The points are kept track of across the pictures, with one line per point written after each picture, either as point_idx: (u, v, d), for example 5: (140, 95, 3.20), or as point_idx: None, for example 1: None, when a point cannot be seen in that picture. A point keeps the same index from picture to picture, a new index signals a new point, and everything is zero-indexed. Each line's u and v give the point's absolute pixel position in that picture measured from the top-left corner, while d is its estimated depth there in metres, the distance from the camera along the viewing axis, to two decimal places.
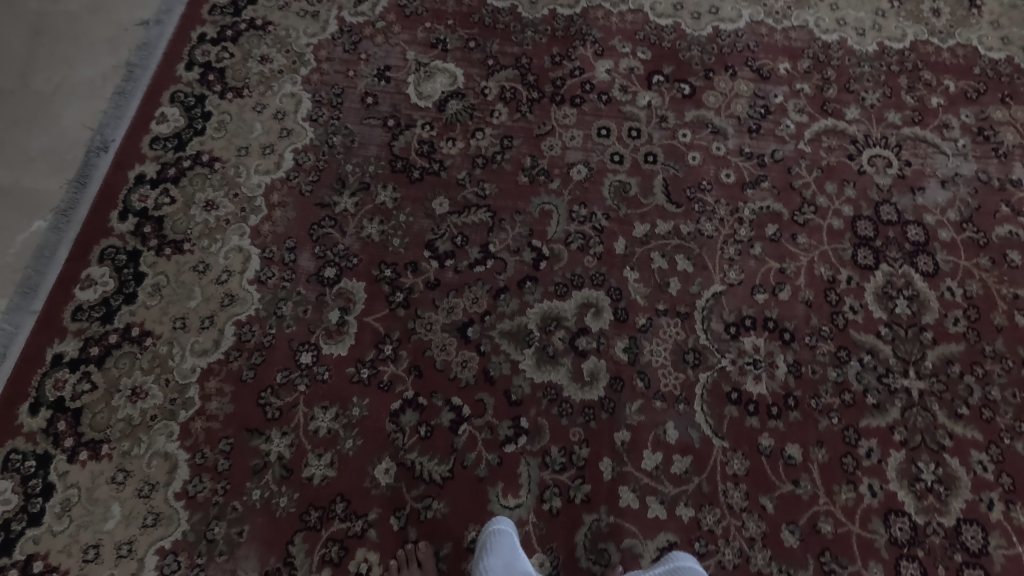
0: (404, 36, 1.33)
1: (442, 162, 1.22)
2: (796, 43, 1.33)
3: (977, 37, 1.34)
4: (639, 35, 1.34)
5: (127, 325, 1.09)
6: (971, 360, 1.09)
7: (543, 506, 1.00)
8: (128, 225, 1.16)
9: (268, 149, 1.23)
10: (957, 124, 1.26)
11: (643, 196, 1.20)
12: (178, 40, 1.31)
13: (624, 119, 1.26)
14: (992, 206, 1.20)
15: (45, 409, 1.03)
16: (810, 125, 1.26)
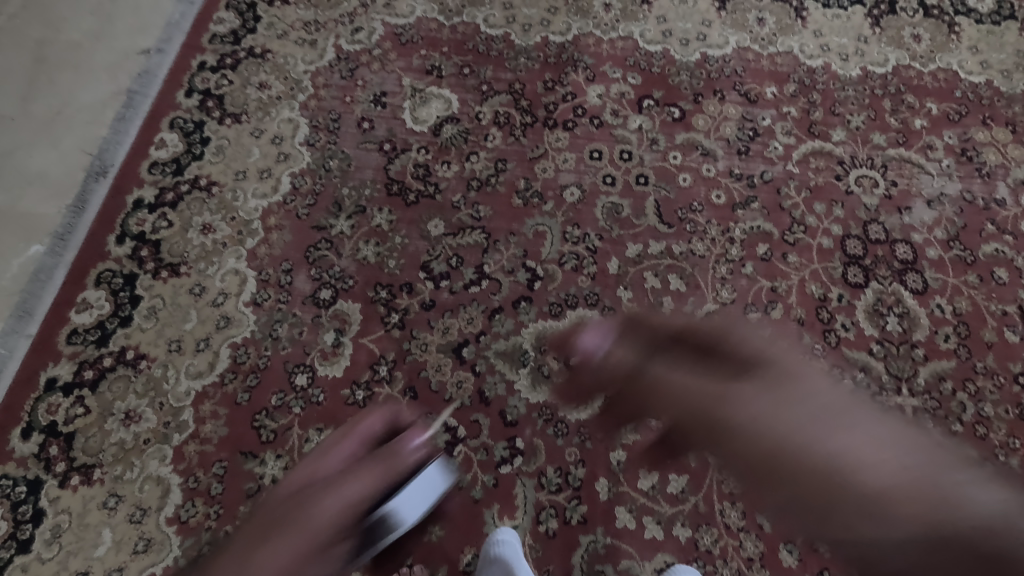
0: (400, 63, 1.36)
1: (437, 185, 1.24)
2: (782, 68, 1.37)
3: (957, 62, 1.38)
4: (629, 61, 1.37)
5: (122, 348, 1.09)
6: (963, 376, 1.10)
7: (540, 527, 0.99)
8: (125, 248, 1.17)
9: (265, 173, 1.25)
10: (940, 145, 1.29)
11: (636, 217, 1.22)
12: (178, 68, 1.34)
13: (616, 142, 1.29)
14: (978, 224, 1.22)
15: (37, 433, 1.03)
16: (798, 147, 1.29)
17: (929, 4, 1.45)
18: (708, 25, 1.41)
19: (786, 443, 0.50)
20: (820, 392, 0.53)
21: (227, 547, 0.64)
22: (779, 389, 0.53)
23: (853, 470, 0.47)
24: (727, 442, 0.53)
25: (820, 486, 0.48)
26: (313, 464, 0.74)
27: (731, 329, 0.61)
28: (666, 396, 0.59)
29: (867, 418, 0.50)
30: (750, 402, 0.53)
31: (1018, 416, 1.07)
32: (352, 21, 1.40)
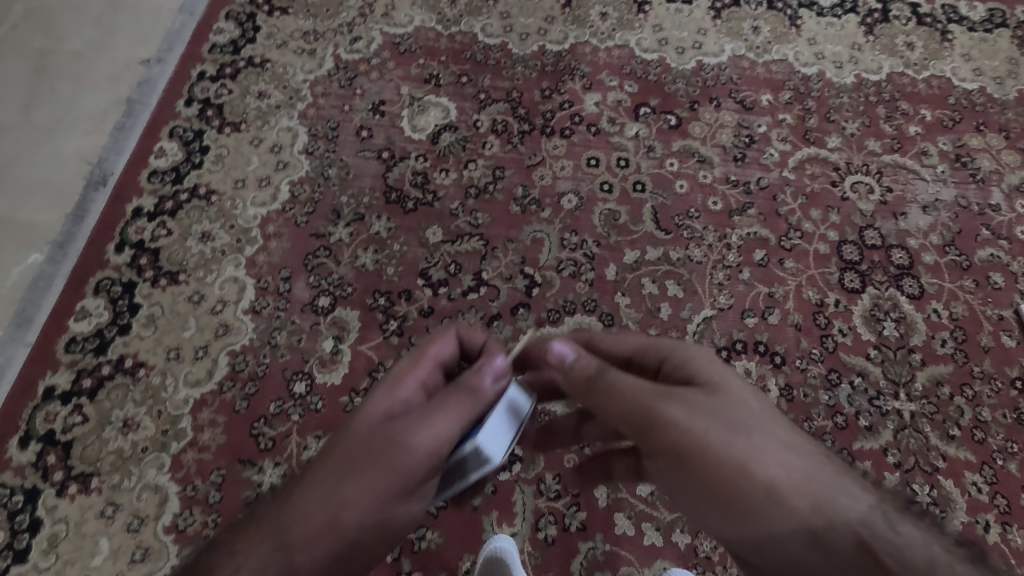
0: (398, 72, 1.37)
1: (436, 193, 1.25)
2: (777, 76, 1.38)
3: (950, 69, 1.39)
4: (625, 69, 1.38)
5: (121, 356, 1.09)
6: (960, 381, 1.10)
7: (539, 534, 0.99)
8: (124, 257, 1.17)
9: (264, 181, 1.25)
10: (935, 151, 1.30)
11: (633, 223, 1.22)
12: (178, 77, 1.35)
13: (613, 149, 1.29)
14: (973, 229, 1.23)
15: (35, 442, 1.02)
16: (794, 153, 1.30)
17: (922, 12, 1.46)
18: (703, 33, 1.43)
19: (715, 448, 0.61)
20: (748, 410, 0.64)
21: (314, 467, 0.64)
22: (716, 407, 0.63)
23: (758, 472, 0.60)
24: (664, 441, 0.63)
25: (729, 482, 0.61)
26: (391, 382, 0.69)
27: (679, 349, 0.71)
28: (617, 403, 0.65)
29: (777, 432, 0.64)
30: (686, 412, 0.63)
31: (1016, 420, 1.07)
32: (351, 30, 1.41)
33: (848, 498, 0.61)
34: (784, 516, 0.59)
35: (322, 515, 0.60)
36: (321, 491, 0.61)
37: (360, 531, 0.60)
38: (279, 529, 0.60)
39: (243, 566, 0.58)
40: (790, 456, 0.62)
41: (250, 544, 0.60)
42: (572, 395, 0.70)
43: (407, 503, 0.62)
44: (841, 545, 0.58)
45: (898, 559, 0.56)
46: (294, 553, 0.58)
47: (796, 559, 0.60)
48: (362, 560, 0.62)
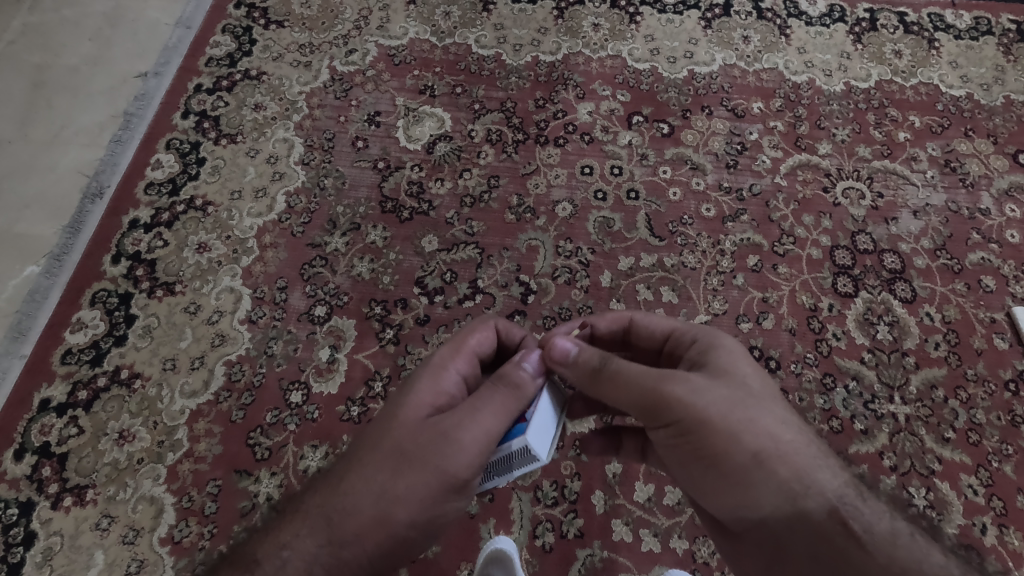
0: (393, 83, 1.39)
1: (431, 202, 1.26)
2: (768, 84, 1.40)
3: (937, 76, 1.41)
4: (618, 79, 1.40)
5: (117, 368, 1.09)
6: (955, 384, 1.11)
7: (536, 542, 0.99)
8: (121, 268, 1.17)
9: (260, 192, 1.26)
10: (924, 157, 1.32)
11: (627, 230, 1.23)
12: (175, 90, 1.36)
13: (606, 157, 1.31)
14: (963, 233, 1.24)
15: (30, 454, 1.02)
16: (785, 160, 1.31)
17: (909, 20, 1.48)
18: (694, 43, 1.45)
19: (719, 425, 0.62)
20: (752, 391, 0.64)
21: (359, 460, 0.66)
22: (723, 387, 0.63)
23: (754, 447, 0.62)
24: (670, 419, 0.63)
25: (726, 457, 0.62)
26: (430, 371, 0.69)
27: (698, 334, 0.71)
28: (625, 390, 0.64)
29: (776, 411, 0.64)
30: (694, 393, 0.62)
31: (1010, 422, 1.08)
32: (346, 43, 1.43)
33: (828, 472, 0.65)
34: (770, 485, 0.62)
35: (369, 510, 0.63)
36: (368, 488, 0.64)
37: (405, 526, 0.64)
38: (329, 523, 0.63)
39: (292, 559, 0.62)
40: (785, 431, 0.64)
41: (298, 536, 0.64)
42: (576, 381, 0.68)
43: (450, 501, 0.64)
44: (817, 512, 0.63)
45: (866, 526, 0.62)
46: (343, 547, 0.62)
47: (774, 523, 0.64)
48: (405, 550, 0.66)
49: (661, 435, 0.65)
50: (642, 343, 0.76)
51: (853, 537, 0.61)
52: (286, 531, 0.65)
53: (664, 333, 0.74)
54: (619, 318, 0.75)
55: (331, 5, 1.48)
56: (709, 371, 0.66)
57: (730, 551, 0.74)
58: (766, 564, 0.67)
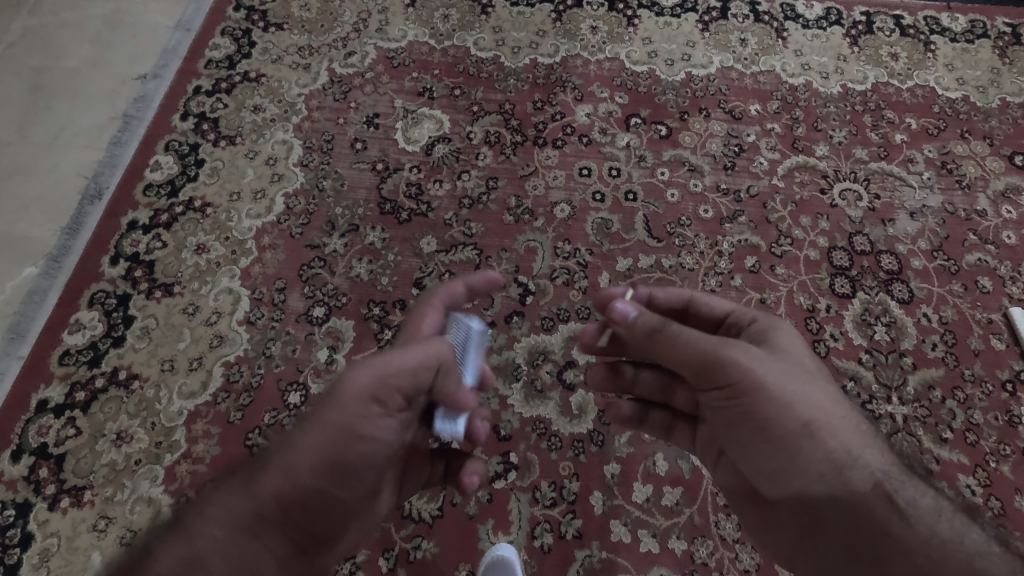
0: (392, 85, 1.39)
1: (430, 204, 1.26)
2: (765, 86, 1.40)
3: (933, 78, 1.42)
4: (616, 81, 1.41)
5: (115, 369, 1.09)
6: (952, 384, 1.11)
7: (535, 543, 0.99)
8: (119, 269, 1.17)
9: (259, 194, 1.26)
10: (921, 159, 1.32)
11: (625, 232, 1.24)
12: (175, 92, 1.36)
13: (605, 159, 1.31)
14: (960, 234, 1.25)
15: (27, 455, 1.02)
16: (782, 162, 1.31)
17: (905, 23, 1.49)
18: (692, 46, 1.45)
19: (772, 389, 0.64)
20: (807, 368, 0.66)
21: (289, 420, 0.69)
22: (779, 360, 0.66)
23: (805, 416, 0.63)
24: (725, 381, 0.65)
25: (774, 420, 0.64)
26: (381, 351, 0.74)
27: (757, 316, 0.73)
28: (681, 351, 0.66)
29: (829, 389, 0.66)
30: (752, 359, 0.65)
31: (1007, 422, 1.08)
32: (345, 45, 1.44)
33: (878, 452, 0.63)
34: (816, 454, 0.62)
35: (280, 458, 0.64)
36: (286, 437, 0.66)
37: (313, 475, 0.63)
38: (247, 475, 0.64)
39: (212, 515, 0.62)
40: (839, 408, 0.65)
41: (223, 494, 0.64)
42: (634, 343, 0.71)
43: (355, 446, 0.64)
44: (861, 482, 0.61)
45: (911, 501, 0.60)
46: (258, 498, 0.62)
47: (816, 492, 0.63)
48: (322, 505, 0.65)
49: (712, 396, 0.68)
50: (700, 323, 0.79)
51: (897, 509, 0.59)
52: (214, 492, 0.65)
53: (723, 312, 0.77)
54: (679, 294, 0.80)
55: (330, 7, 1.49)
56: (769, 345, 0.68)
57: (759, 523, 0.74)
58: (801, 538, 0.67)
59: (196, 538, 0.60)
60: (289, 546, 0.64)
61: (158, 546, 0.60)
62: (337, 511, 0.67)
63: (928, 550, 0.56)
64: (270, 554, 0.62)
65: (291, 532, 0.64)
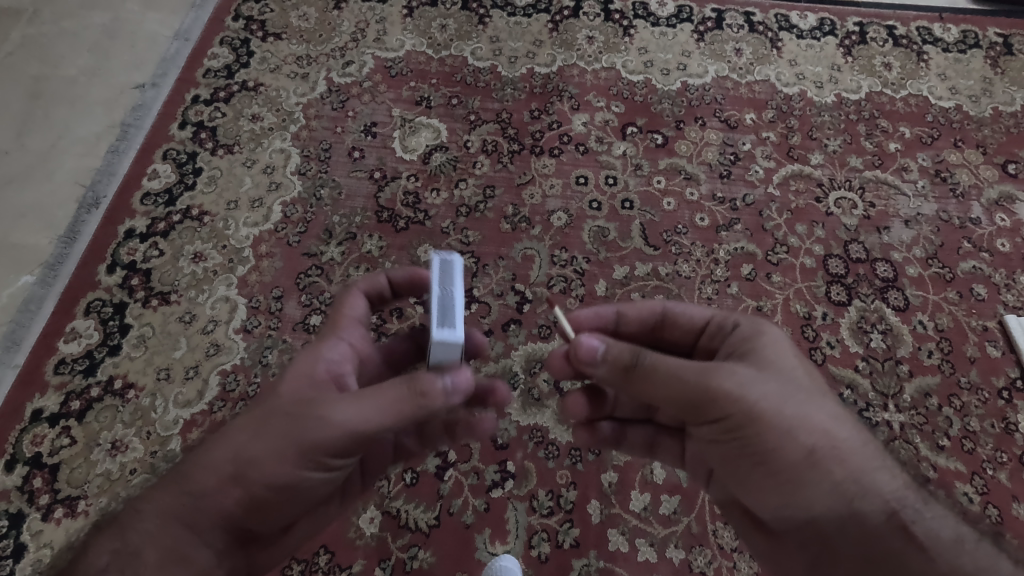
0: (390, 94, 1.40)
1: (427, 212, 1.26)
2: (760, 96, 1.42)
3: (927, 88, 1.43)
4: (612, 90, 1.42)
5: (110, 377, 1.09)
6: (948, 392, 1.11)
7: (532, 552, 0.98)
8: (116, 278, 1.17)
9: (256, 202, 1.27)
10: (915, 167, 1.34)
11: (622, 240, 1.24)
12: (174, 101, 1.37)
13: (601, 167, 1.32)
14: (955, 242, 1.25)
15: (21, 465, 1.01)
16: (778, 170, 1.32)
17: (898, 34, 1.51)
18: (687, 55, 1.47)
19: (769, 419, 0.62)
20: (803, 386, 0.64)
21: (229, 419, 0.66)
22: (773, 382, 0.63)
23: (808, 444, 0.62)
24: (719, 415, 0.62)
25: (774, 451, 0.62)
26: (312, 347, 0.69)
27: (740, 321, 0.71)
28: (665, 386, 0.63)
29: (829, 406, 0.64)
30: (745, 386, 0.62)
31: (1004, 430, 1.08)
32: (343, 55, 1.44)
33: (887, 471, 0.63)
34: (823, 485, 0.62)
35: (222, 463, 0.62)
36: (228, 444, 0.63)
37: (261, 486, 0.62)
38: (186, 476, 0.64)
39: (148, 509, 0.64)
40: (839, 427, 0.63)
41: (161, 490, 0.65)
42: (610, 376, 0.65)
43: (305, 470, 0.62)
44: (873, 512, 0.61)
45: (929, 531, 0.59)
46: (198, 497, 0.63)
47: (827, 522, 0.62)
48: (268, 510, 0.65)
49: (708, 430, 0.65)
50: (676, 334, 0.76)
51: (910, 537, 0.59)
52: (153, 490, 0.66)
53: (702, 320, 0.74)
54: (653, 309, 0.75)
55: (328, 18, 1.50)
56: (759, 362, 0.65)
57: (766, 547, 0.73)
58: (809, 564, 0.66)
59: (130, 530, 0.63)
60: (227, 539, 0.65)
61: (97, 536, 0.64)
62: (284, 513, 0.67)
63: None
64: (204, 543, 0.63)
65: (227, 525, 0.64)
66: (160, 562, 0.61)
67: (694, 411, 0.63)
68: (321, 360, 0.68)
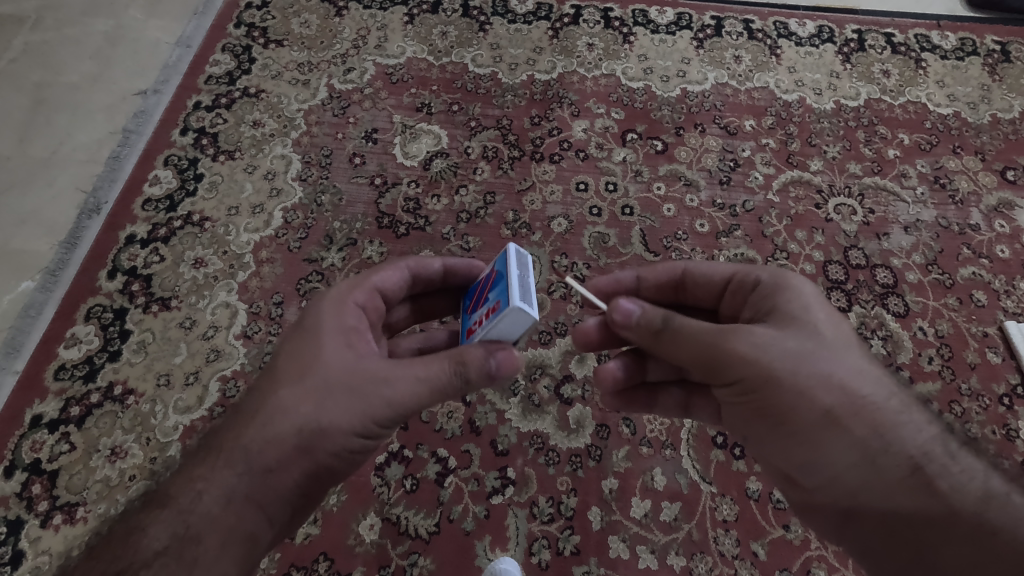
0: (391, 101, 1.41)
1: (427, 218, 1.26)
2: (759, 102, 1.42)
3: (925, 95, 1.44)
4: (612, 97, 1.42)
5: (110, 383, 1.09)
6: (949, 398, 1.11)
7: (532, 559, 0.98)
8: (117, 283, 1.18)
9: (257, 208, 1.27)
10: (914, 173, 1.34)
11: (622, 246, 1.24)
12: (174, 107, 1.37)
13: (601, 173, 1.32)
14: (954, 248, 1.26)
15: (20, 472, 1.01)
16: (778, 176, 1.33)
17: (896, 41, 1.52)
18: (686, 62, 1.47)
19: (785, 379, 0.63)
20: (826, 341, 0.64)
21: (271, 391, 0.65)
22: (792, 341, 0.64)
23: (826, 402, 0.62)
24: (733, 377, 0.64)
25: (793, 411, 0.63)
26: (330, 309, 0.69)
27: (762, 276, 0.70)
28: (686, 346, 0.65)
29: (853, 361, 0.64)
30: (762, 346, 0.63)
31: (1005, 436, 1.08)
32: (345, 62, 1.45)
33: (913, 421, 0.63)
34: (841, 442, 0.62)
35: (287, 437, 0.63)
36: (287, 417, 0.63)
37: (329, 455, 0.64)
38: (246, 452, 0.63)
39: (208, 490, 0.62)
40: (860, 383, 0.63)
41: (214, 469, 0.63)
42: (635, 338, 0.69)
43: (366, 436, 0.66)
44: (896, 467, 0.61)
45: (953, 483, 0.60)
46: (266, 473, 0.63)
47: (848, 479, 0.63)
48: (328, 479, 0.67)
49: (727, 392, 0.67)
50: (699, 295, 0.77)
51: (933, 488, 0.60)
52: (200, 470, 0.64)
53: (723, 279, 0.74)
54: (672, 269, 0.77)
55: (329, 25, 1.51)
56: (779, 320, 0.66)
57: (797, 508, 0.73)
58: (838, 524, 0.67)
59: (192, 513, 0.62)
60: (287, 514, 0.67)
61: (146, 517, 0.63)
62: (339, 480, 0.70)
63: (971, 525, 0.58)
64: (267, 520, 0.64)
65: (290, 503, 0.66)
66: (223, 542, 0.61)
67: (713, 372, 0.65)
68: (341, 323, 0.68)
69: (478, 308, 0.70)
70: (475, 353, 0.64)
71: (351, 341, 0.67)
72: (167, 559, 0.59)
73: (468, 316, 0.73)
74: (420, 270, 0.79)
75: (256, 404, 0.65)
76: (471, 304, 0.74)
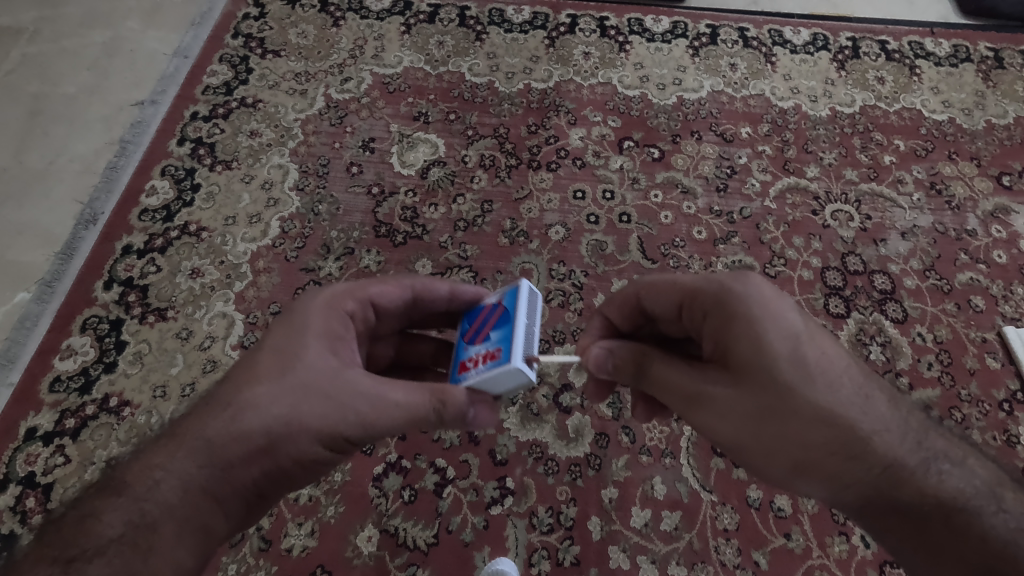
0: (388, 110, 1.41)
1: (425, 226, 1.26)
2: (755, 110, 1.43)
3: (919, 101, 1.44)
4: (609, 105, 1.43)
5: (105, 396, 1.08)
6: (949, 404, 1.10)
7: (532, 570, 0.97)
8: (113, 294, 1.17)
9: (254, 218, 1.27)
10: (910, 179, 1.34)
11: (619, 253, 1.24)
12: (172, 118, 1.38)
13: (599, 181, 1.32)
14: (951, 254, 1.26)
15: (14, 485, 1.00)
16: (774, 183, 1.33)
17: (890, 48, 1.53)
18: (682, 70, 1.48)
19: (747, 441, 0.63)
20: (784, 391, 0.60)
21: (246, 385, 0.63)
22: (746, 401, 0.61)
23: (790, 458, 0.62)
24: (705, 434, 0.67)
25: (762, 463, 0.64)
26: (320, 310, 0.68)
27: (707, 305, 0.65)
28: (661, 397, 0.69)
29: (817, 404, 0.59)
30: (718, 414, 0.63)
31: (1006, 442, 1.07)
32: (342, 71, 1.46)
33: (885, 441, 0.60)
34: (814, 485, 0.63)
35: (254, 435, 0.61)
36: (259, 415, 0.62)
37: (291, 459, 0.64)
38: (210, 445, 0.61)
39: (167, 479, 0.61)
40: (823, 429, 0.59)
41: (174, 458, 0.61)
42: (619, 379, 0.73)
43: (334, 447, 0.65)
44: (866, 496, 0.61)
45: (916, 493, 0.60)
46: (226, 468, 0.61)
47: (827, 502, 0.65)
48: (286, 483, 0.66)
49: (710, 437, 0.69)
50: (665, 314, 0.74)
51: (895, 508, 0.60)
52: (159, 454, 0.62)
53: (675, 303, 0.70)
54: (627, 297, 0.75)
55: (327, 35, 1.51)
56: (733, 372, 0.62)
57: None
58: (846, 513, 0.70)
59: (148, 500, 0.60)
60: (243, 511, 0.66)
61: (101, 502, 0.60)
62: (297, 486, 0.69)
63: (923, 538, 0.59)
64: (222, 512, 0.63)
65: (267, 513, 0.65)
66: (179, 532, 0.60)
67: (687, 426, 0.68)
68: (321, 327, 0.67)
69: (476, 343, 0.71)
70: (457, 395, 0.65)
71: (337, 349, 0.67)
72: (121, 546, 0.57)
73: (464, 345, 0.72)
74: (426, 292, 0.78)
75: (228, 395, 0.63)
76: (468, 331, 0.73)
